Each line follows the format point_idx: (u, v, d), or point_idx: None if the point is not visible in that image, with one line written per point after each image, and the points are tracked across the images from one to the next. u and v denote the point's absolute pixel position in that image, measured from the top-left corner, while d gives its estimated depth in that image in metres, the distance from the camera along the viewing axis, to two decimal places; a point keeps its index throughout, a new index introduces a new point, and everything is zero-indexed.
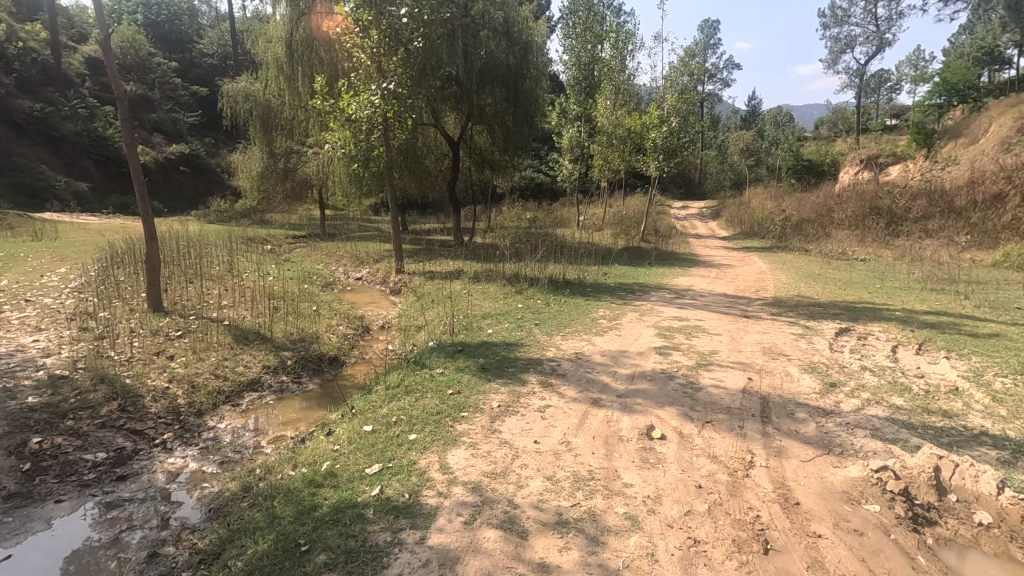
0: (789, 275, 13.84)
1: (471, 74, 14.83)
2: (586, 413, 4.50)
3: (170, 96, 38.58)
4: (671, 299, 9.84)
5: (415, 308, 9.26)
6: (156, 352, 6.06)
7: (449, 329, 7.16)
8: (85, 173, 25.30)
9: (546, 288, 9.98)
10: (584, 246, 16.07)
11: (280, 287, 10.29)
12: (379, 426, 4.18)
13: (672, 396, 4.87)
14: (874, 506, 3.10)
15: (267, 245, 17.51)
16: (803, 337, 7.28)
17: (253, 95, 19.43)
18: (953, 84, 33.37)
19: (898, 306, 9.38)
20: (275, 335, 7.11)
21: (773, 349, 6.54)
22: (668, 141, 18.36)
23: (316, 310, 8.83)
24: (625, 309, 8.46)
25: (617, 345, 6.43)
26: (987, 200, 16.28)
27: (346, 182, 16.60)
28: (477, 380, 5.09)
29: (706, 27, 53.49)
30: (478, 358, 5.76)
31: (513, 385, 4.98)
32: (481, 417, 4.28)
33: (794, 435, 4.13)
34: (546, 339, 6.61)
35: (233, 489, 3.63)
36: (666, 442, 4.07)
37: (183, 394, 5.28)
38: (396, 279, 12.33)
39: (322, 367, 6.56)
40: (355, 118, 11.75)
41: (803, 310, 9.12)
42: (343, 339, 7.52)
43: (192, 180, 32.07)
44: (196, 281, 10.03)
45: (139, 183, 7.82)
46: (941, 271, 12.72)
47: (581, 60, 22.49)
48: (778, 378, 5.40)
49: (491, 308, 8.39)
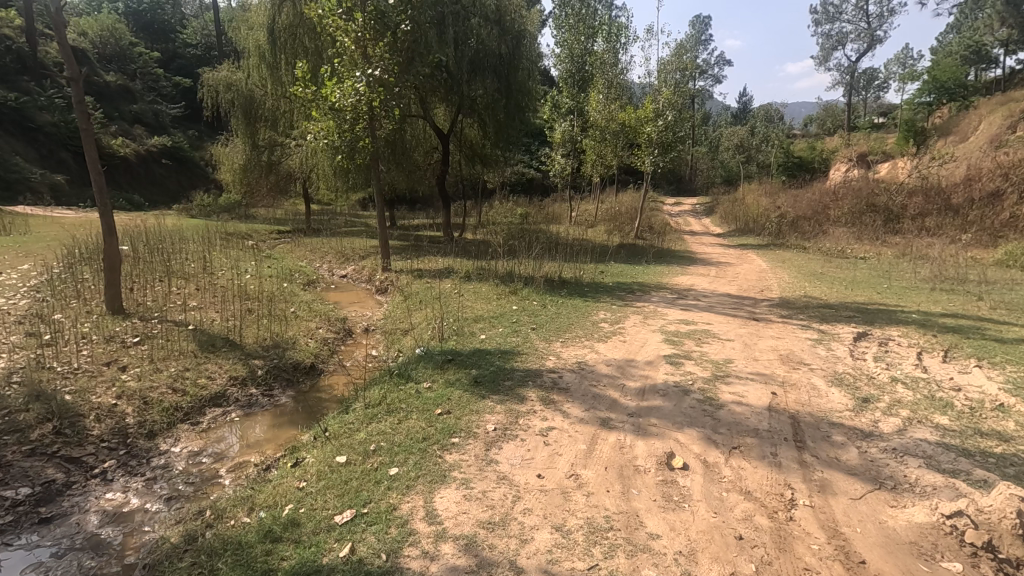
0: (790, 274, 13.42)
1: (461, 64, 14.18)
2: (596, 437, 3.92)
3: (152, 87, 37.50)
4: (673, 300, 9.28)
5: (402, 309, 8.69)
6: (107, 362, 5.39)
7: (437, 334, 6.55)
8: (62, 165, 24.33)
9: (541, 287, 9.42)
10: (580, 244, 15.52)
11: (256, 286, 9.60)
12: (355, 456, 3.57)
13: (690, 415, 4.31)
14: (954, 564, 2.60)
15: (249, 241, 16.77)
16: (821, 343, 6.75)
17: (235, 84, 18.61)
18: (942, 82, 33.40)
19: (911, 309, 8.88)
20: (246, 341, 6.44)
21: (791, 357, 6.00)
22: (663, 135, 17.84)
23: (294, 312, 8.15)
24: (627, 311, 7.90)
25: (623, 353, 5.86)
26: (983, 198, 16.03)
27: (331, 175, 15.93)
28: (469, 397, 4.47)
29: (698, 22, 53.18)
30: (471, 369, 5.15)
31: (510, 402, 4.41)
32: (475, 444, 3.69)
33: (836, 465, 3.57)
34: (546, 346, 6.02)
35: (173, 539, 3.00)
36: (689, 473, 3.53)
37: (133, 412, 4.63)
38: (382, 277, 11.70)
39: (298, 377, 5.93)
40: (339, 107, 11.10)
41: (813, 312, 8.59)
42: (321, 344, 6.92)
43: (174, 173, 31.02)
44: (165, 280, 9.32)
45: (95, 172, 7.08)
46: (945, 270, 12.28)
47: (574, 53, 21.16)
48: (804, 392, 4.85)
49: (484, 310, 7.79)
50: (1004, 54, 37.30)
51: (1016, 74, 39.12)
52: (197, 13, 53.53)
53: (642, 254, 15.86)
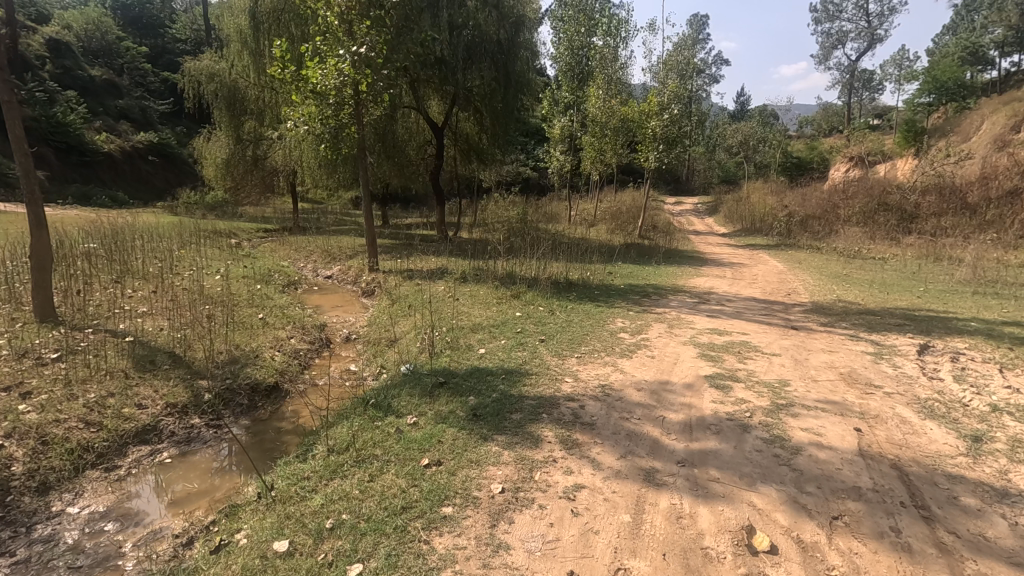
0: (811, 275, 12.45)
1: (457, 51, 13.07)
2: (642, 501, 2.86)
3: (140, 82, 36.42)
4: (695, 305, 8.21)
5: (389, 314, 7.61)
6: (7, 387, 4.25)
7: (428, 349, 5.43)
8: (43, 160, 23.20)
9: (548, 290, 8.31)
10: (584, 244, 14.51)
11: (225, 288, 8.49)
12: (303, 538, 2.50)
13: (761, 464, 3.25)
14: None
15: (231, 239, 15.66)
16: (882, 358, 5.67)
17: (218, 74, 17.40)
18: (942, 82, 32.67)
19: (964, 316, 7.83)
20: (195, 355, 5.33)
21: (857, 377, 4.93)
22: (668, 130, 16.64)
23: (262, 319, 7.05)
24: (648, 319, 6.83)
25: (655, 374, 4.76)
26: (1001, 196, 15.16)
27: (318, 169, 14.87)
28: (467, 440, 3.38)
29: (694, 21, 52.39)
30: (467, 397, 4.06)
31: (520, 445, 3.33)
32: (476, 516, 2.65)
33: (988, 550, 2.52)
34: (559, 364, 4.92)
35: None
36: (783, 560, 2.47)
37: (24, 457, 3.51)
38: (369, 278, 10.63)
39: (255, 403, 4.87)
40: (322, 89, 9.95)
41: (855, 320, 7.50)
42: (290, 359, 5.84)
43: (160, 171, 29.77)
44: (119, 284, 8.20)
45: (20, 152, 5.85)
46: (978, 270, 11.27)
47: (574, 45, 19.83)
48: (895, 428, 3.79)
49: (482, 317, 6.69)
50: (1000, 56, 36.81)
51: (1014, 75, 38.34)
52: (188, 7, 51.97)
53: (652, 254, 14.85)
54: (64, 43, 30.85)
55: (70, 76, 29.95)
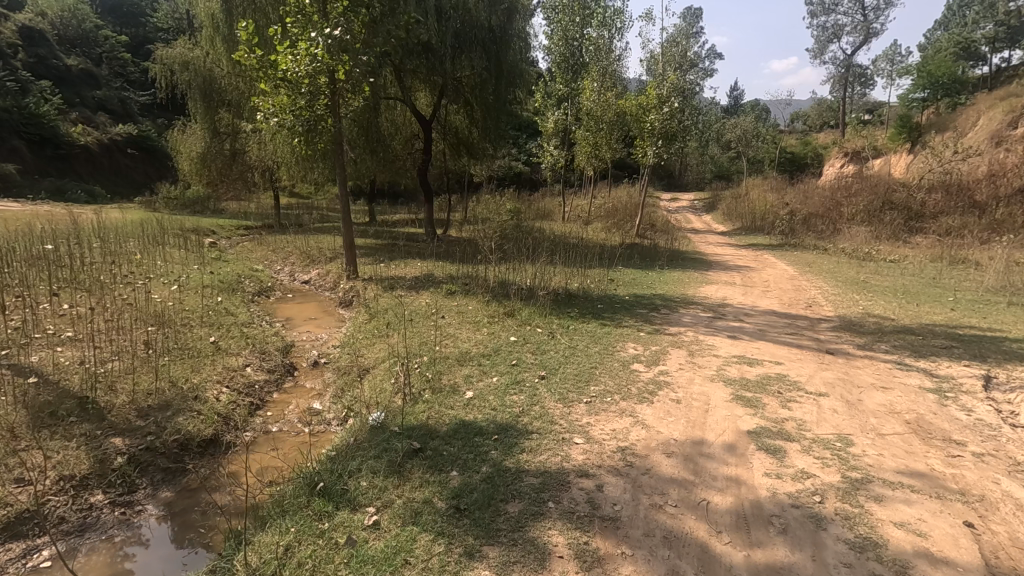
0: (824, 281, 11.59)
1: (445, 38, 11.95)
2: None
3: (120, 72, 34.78)
4: (711, 322, 7.24)
5: (364, 333, 6.59)
6: None
7: (404, 392, 4.42)
8: (14, 153, 21.82)
9: (546, 304, 7.34)
10: (581, 246, 13.51)
11: (181, 303, 7.45)
12: None
13: None
14: None
15: (204, 238, 14.56)
16: (946, 397, 4.75)
17: (192, 62, 16.25)
18: (937, 78, 30.67)
19: (1010, 335, 6.95)
20: (116, 402, 4.28)
21: (930, 430, 4.01)
22: (667, 124, 15.61)
23: (215, 342, 6.01)
24: (664, 343, 5.90)
25: (684, 430, 3.80)
26: (1011, 194, 14.42)
27: (296, 165, 13.78)
28: (446, 559, 2.41)
29: (688, 14, 51.23)
30: (449, 473, 3.10)
31: (519, 568, 2.38)
32: None
33: None
34: (566, 416, 3.94)
35: None
36: None
37: None
38: (348, 285, 9.64)
39: (184, 465, 3.88)
40: (292, 77, 8.83)
41: (894, 341, 6.57)
42: (238, 399, 4.81)
43: (140, 164, 28.43)
44: (56, 299, 7.14)
45: None
46: (1002, 277, 10.43)
47: (569, 36, 18.15)
48: (1013, 520, 2.85)
49: (471, 343, 5.71)
50: (993, 52, 36.06)
51: (1005, 72, 37.51)
52: None
53: (654, 257, 13.89)
54: (38, 30, 29.29)
55: (46, 65, 28.47)
